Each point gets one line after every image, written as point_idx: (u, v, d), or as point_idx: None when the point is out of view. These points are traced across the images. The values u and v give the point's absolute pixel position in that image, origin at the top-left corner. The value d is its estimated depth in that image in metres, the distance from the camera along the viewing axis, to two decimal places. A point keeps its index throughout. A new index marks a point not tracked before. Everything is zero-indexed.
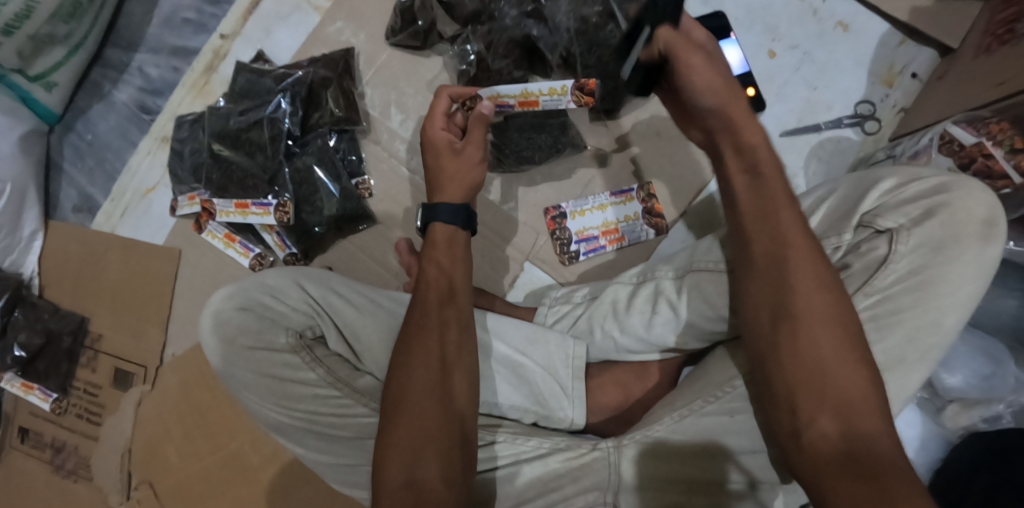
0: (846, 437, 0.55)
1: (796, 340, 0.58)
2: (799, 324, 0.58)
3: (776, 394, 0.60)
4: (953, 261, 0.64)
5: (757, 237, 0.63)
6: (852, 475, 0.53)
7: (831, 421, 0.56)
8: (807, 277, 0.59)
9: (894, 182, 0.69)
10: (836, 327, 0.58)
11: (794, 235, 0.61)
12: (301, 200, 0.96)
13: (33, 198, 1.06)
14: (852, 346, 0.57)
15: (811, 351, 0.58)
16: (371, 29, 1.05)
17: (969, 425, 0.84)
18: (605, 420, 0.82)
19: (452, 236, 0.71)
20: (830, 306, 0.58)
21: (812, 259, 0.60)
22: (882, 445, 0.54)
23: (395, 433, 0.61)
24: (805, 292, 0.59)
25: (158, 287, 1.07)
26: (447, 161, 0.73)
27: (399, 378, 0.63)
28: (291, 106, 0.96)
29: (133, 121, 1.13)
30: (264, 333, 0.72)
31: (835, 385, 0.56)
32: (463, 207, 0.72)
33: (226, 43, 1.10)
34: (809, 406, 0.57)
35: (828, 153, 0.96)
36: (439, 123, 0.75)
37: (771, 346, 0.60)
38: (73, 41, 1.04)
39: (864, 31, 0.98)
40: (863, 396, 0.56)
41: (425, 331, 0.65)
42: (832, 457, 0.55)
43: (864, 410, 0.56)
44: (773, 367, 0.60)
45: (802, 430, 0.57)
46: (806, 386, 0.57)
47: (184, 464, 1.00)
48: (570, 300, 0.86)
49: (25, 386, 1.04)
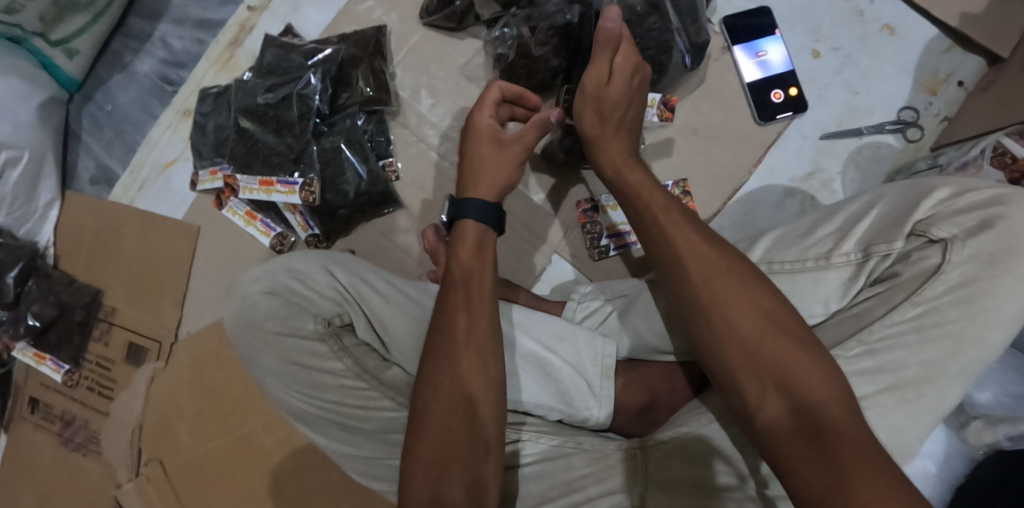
0: (792, 410, 0.55)
1: (714, 324, 0.60)
2: (711, 312, 0.60)
3: (723, 384, 0.60)
4: (1007, 275, 0.62)
5: (664, 237, 0.64)
6: (805, 449, 0.53)
7: (775, 397, 0.56)
8: (710, 265, 0.61)
9: (946, 192, 0.66)
10: (751, 308, 0.59)
11: (693, 232, 0.64)
12: (327, 182, 0.94)
13: (50, 167, 1.04)
14: (771, 321, 0.58)
15: (732, 335, 0.59)
16: (404, 9, 1.02)
17: (992, 442, 0.81)
18: (631, 421, 0.80)
19: (480, 235, 0.69)
20: (733, 288, 0.60)
21: (708, 248, 0.62)
22: (828, 409, 0.54)
23: (421, 445, 0.59)
24: (708, 277, 0.61)
25: (175, 263, 1.05)
26: (487, 152, 0.72)
27: (428, 388, 0.62)
28: (320, 83, 0.94)
29: (155, 93, 1.11)
30: (292, 319, 0.72)
31: (768, 361, 0.57)
32: (494, 206, 0.70)
33: (254, 16, 1.08)
34: (750, 386, 0.57)
35: (868, 160, 0.94)
36: (487, 112, 0.73)
37: (701, 339, 0.61)
38: (97, 8, 1.02)
39: (911, 36, 0.95)
40: (798, 364, 0.56)
41: (452, 339, 0.63)
42: (784, 434, 0.54)
43: (801, 376, 0.56)
44: (710, 358, 0.60)
45: (753, 414, 0.57)
46: (743, 370, 0.58)
47: (195, 443, 0.99)
48: (598, 297, 0.85)
49: (37, 356, 1.03)
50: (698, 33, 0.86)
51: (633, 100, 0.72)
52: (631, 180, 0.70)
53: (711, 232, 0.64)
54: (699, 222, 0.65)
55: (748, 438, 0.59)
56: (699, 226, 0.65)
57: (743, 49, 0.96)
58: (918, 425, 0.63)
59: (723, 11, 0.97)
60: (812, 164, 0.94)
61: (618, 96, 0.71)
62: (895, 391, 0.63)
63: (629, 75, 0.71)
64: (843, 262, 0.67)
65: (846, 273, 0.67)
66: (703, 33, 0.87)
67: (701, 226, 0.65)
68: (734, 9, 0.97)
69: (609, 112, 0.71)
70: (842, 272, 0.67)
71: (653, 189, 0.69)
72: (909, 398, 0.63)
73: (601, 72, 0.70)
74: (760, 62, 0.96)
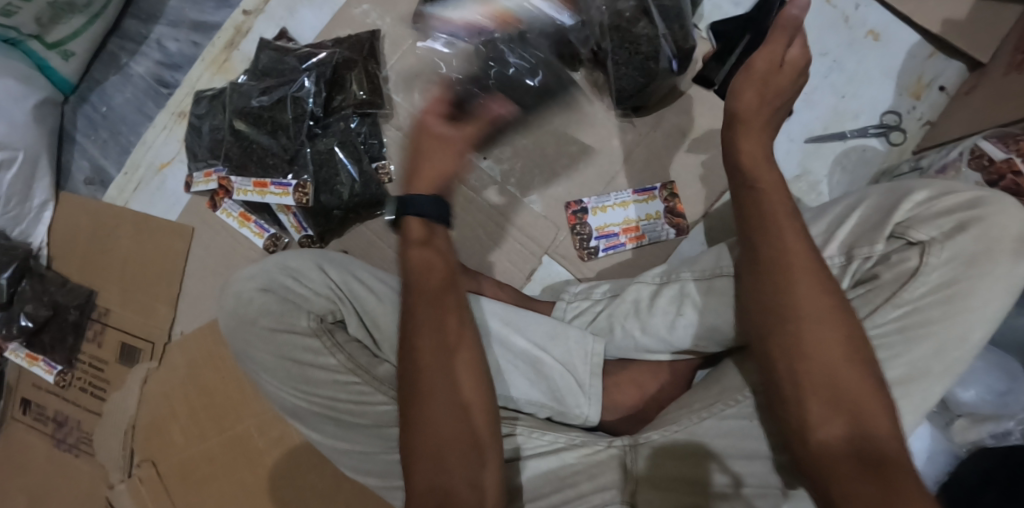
0: (855, 435, 0.54)
1: (799, 335, 0.58)
2: (801, 324, 0.58)
3: (782, 396, 0.59)
4: (986, 275, 0.63)
5: (771, 239, 0.61)
6: (864, 474, 0.53)
7: (840, 420, 0.55)
8: (811, 276, 0.59)
9: (927, 194, 0.68)
10: (839, 327, 0.57)
11: (800, 240, 0.61)
12: (320, 183, 0.94)
13: (44, 167, 1.05)
14: (856, 345, 0.57)
15: (813, 353, 0.57)
16: (398, 13, 1.04)
17: (977, 440, 0.85)
18: (620, 418, 0.81)
19: (428, 232, 0.67)
20: (830, 304, 0.58)
21: (812, 260, 0.60)
22: (889, 442, 0.54)
23: (425, 433, 0.59)
24: (803, 286, 0.58)
25: (168, 264, 1.05)
26: (433, 147, 0.68)
27: (425, 375, 0.61)
28: (315, 85, 0.95)
29: (150, 94, 1.11)
30: (286, 316, 0.73)
31: (841, 386, 0.56)
32: (435, 198, 0.67)
33: (249, 20, 1.09)
34: (819, 404, 0.56)
35: (854, 162, 0.95)
36: (432, 110, 0.69)
37: (776, 347, 0.59)
38: (93, 10, 1.03)
39: (895, 42, 0.98)
40: (869, 393, 0.55)
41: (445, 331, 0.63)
42: (842, 457, 0.54)
43: (871, 405, 0.55)
44: (781, 366, 0.59)
45: (809, 431, 0.56)
46: (813, 387, 0.56)
47: (188, 444, 0.99)
48: (589, 296, 0.86)
49: (30, 357, 1.04)
50: (685, 39, 0.88)
51: (791, 94, 0.68)
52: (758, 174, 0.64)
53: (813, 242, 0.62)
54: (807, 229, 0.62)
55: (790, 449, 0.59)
56: (806, 235, 0.62)
57: None
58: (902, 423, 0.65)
59: (711, 17, 0.99)
60: (799, 167, 0.96)
61: (783, 85, 0.66)
62: None
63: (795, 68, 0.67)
64: (826, 265, 0.69)
65: (830, 274, 0.69)
66: (690, 40, 0.89)
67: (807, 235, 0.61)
68: (722, 15, 0.99)
69: (770, 97, 0.66)
70: None
71: (782, 193, 0.64)
72: (894, 397, 0.64)
73: (777, 52, 0.65)
74: None
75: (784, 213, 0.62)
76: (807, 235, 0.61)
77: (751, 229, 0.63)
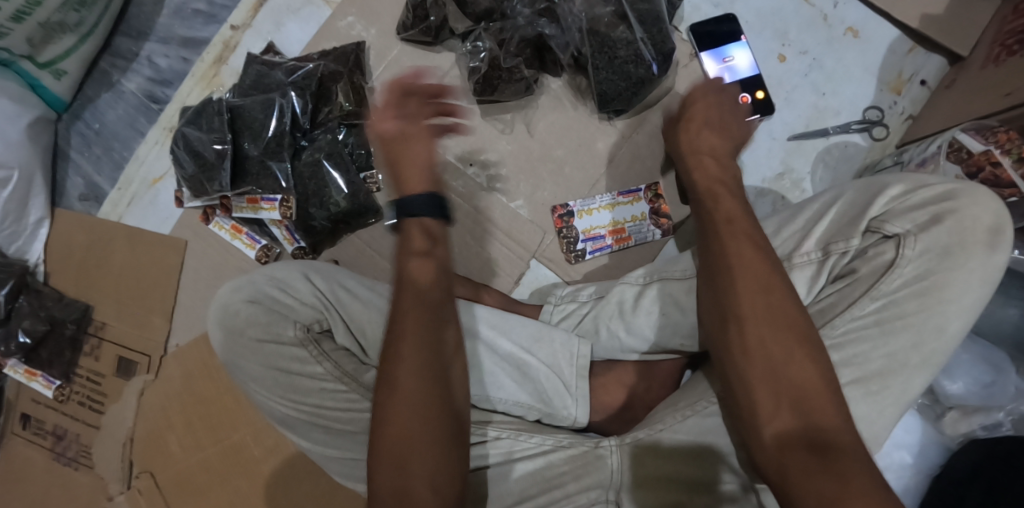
0: (803, 428, 0.57)
1: (745, 333, 0.61)
2: (748, 325, 0.61)
3: (733, 393, 0.62)
4: (960, 267, 0.65)
5: (718, 243, 0.65)
6: (815, 467, 0.55)
7: (788, 414, 0.58)
8: (754, 278, 0.62)
9: (901, 189, 0.68)
10: (782, 325, 0.60)
11: (747, 243, 0.64)
12: (310, 195, 0.96)
13: (40, 185, 1.06)
14: (800, 341, 0.60)
15: (760, 350, 0.60)
16: (382, 24, 1.05)
17: (968, 432, 0.86)
18: (608, 418, 0.82)
19: (428, 231, 0.67)
20: (779, 305, 0.61)
21: (759, 262, 0.63)
22: (837, 434, 0.57)
23: (386, 434, 0.59)
24: (750, 286, 0.62)
25: (162, 277, 1.07)
26: (406, 153, 0.68)
27: (400, 368, 0.60)
28: (299, 100, 0.96)
29: (141, 110, 1.13)
30: (273, 326, 0.73)
31: (788, 381, 0.59)
32: (428, 195, 0.67)
33: (237, 35, 1.10)
34: (767, 401, 0.59)
35: (835, 159, 0.96)
36: (386, 116, 0.69)
37: (728, 346, 0.62)
38: (84, 29, 1.04)
39: (874, 38, 0.98)
40: (816, 387, 0.58)
41: (428, 334, 0.62)
42: (791, 450, 0.57)
43: (817, 400, 0.58)
44: (732, 365, 0.61)
45: (761, 426, 0.59)
46: (761, 384, 0.59)
47: (185, 455, 1.01)
48: (575, 299, 0.86)
49: (29, 371, 1.05)
50: (663, 41, 0.89)
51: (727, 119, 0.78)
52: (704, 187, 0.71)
53: (764, 243, 0.65)
54: (753, 231, 0.65)
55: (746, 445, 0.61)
56: (753, 236, 0.65)
57: (710, 55, 0.98)
58: (884, 415, 0.66)
59: (691, 19, 1.00)
60: (782, 164, 0.97)
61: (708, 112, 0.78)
62: (860, 383, 0.65)
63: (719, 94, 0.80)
64: (805, 262, 0.69)
65: (809, 271, 0.69)
66: (668, 41, 0.89)
67: (757, 238, 0.65)
68: (702, 17, 1.00)
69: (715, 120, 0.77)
70: (806, 270, 0.69)
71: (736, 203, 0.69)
72: (875, 390, 0.65)
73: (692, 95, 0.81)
74: (727, 67, 0.98)
75: (737, 221, 0.66)
76: (756, 238, 0.65)
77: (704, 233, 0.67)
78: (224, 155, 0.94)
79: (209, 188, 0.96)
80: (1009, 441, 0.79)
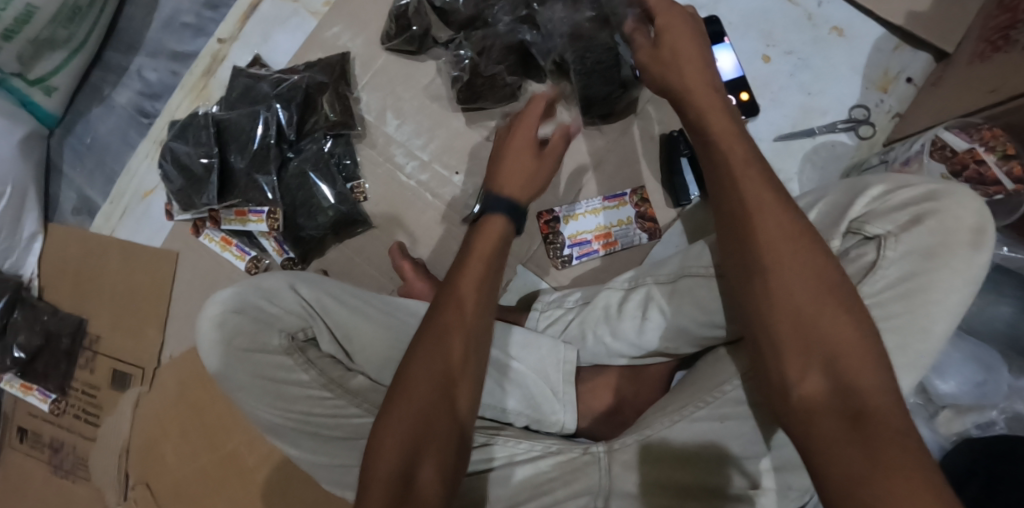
0: (833, 389, 0.54)
1: (770, 289, 0.58)
2: (776, 280, 0.58)
3: (760, 353, 0.59)
4: (943, 267, 0.64)
5: (736, 198, 0.62)
6: (845, 429, 0.52)
7: (817, 373, 0.55)
8: (782, 231, 0.59)
9: (882, 189, 0.68)
10: (810, 280, 0.57)
11: (770, 195, 0.61)
12: (298, 206, 0.97)
13: (33, 200, 1.07)
14: (829, 296, 0.57)
15: (788, 308, 0.57)
16: (368, 34, 1.06)
17: (962, 431, 0.85)
18: (597, 424, 0.82)
19: (502, 229, 0.69)
20: (806, 260, 0.58)
21: (784, 215, 0.60)
22: (872, 396, 0.53)
23: (394, 424, 0.61)
24: (777, 239, 0.59)
25: (155, 288, 1.07)
26: (525, 161, 0.73)
27: (419, 359, 0.63)
28: (285, 111, 0.96)
29: (132, 123, 1.14)
30: (258, 335, 0.74)
31: (820, 339, 0.56)
32: (520, 205, 0.71)
33: (224, 47, 1.11)
34: (795, 361, 0.56)
35: (824, 159, 0.96)
36: (528, 126, 0.74)
37: (753, 303, 0.59)
38: (73, 45, 1.05)
39: (860, 37, 0.98)
40: (850, 344, 0.55)
41: (450, 321, 0.64)
42: (821, 412, 0.54)
43: (851, 358, 0.55)
44: (759, 324, 0.59)
45: (790, 387, 0.56)
46: (790, 342, 0.57)
47: (180, 464, 1.01)
48: (561, 305, 0.86)
49: (24, 386, 1.07)
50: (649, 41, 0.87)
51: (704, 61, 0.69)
52: (715, 130, 0.66)
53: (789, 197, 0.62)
54: (775, 184, 0.62)
55: (774, 410, 0.59)
56: (775, 188, 0.62)
57: None
58: None
59: None
60: (769, 165, 0.96)
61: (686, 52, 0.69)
62: None
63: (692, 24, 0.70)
64: None
65: None
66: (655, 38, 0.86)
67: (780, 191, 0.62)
68: None
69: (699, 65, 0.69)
70: None
71: (751, 158, 0.64)
72: None
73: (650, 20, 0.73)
74: None
75: (754, 171, 0.63)
76: (780, 191, 0.62)
77: (721, 185, 0.64)
78: (210, 168, 0.95)
79: (198, 202, 0.97)
80: (1002, 440, 0.79)
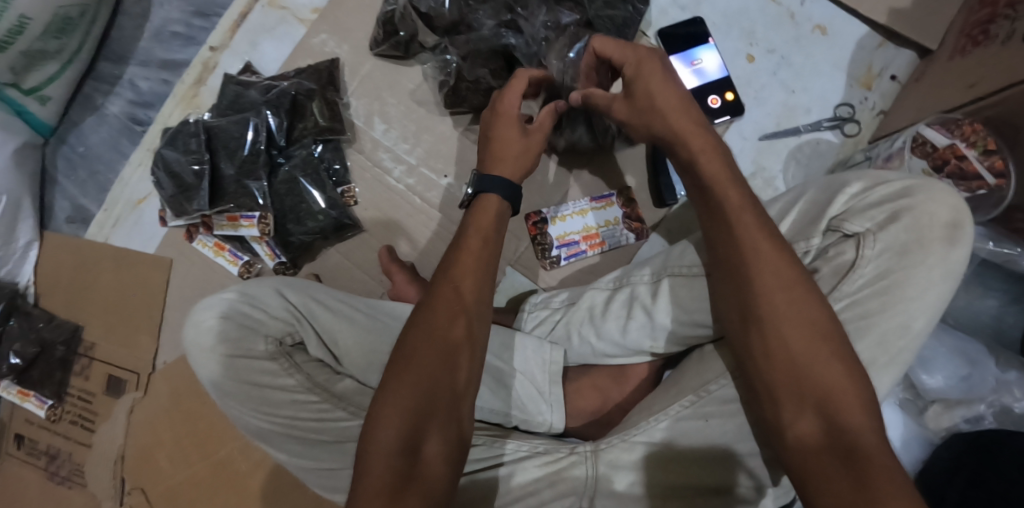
0: (827, 430, 0.57)
1: (766, 336, 0.61)
2: (772, 325, 0.61)
3: (758, 393, 0.62)
4: (919, 265, 0.64)
5: (729, 242, 0.65)
6: (840, 469, 0.55)
7: (811, 415, 0.58)
8: (777, 276, 0.61)
9: (860, 186, 0.69)
10: (804, 324, 0.60)
11: (765, 236, 0.63)
12: (288, 213, 0.99)
13: (27, 209, 1.08)
14: (822, 340, 0.59)
15: (783, 354, 0.60)
16: (355, 40, 1.07)
17: (951, 426, 0.84)
18: (585, 424, 0.83)
19: (498, 208, 0.73)
20: (800, 304, 0.60)
21: (778, 259, 0.62)
22: (864, 437, 0.56)
23: (395, 399, 0.61)
24: (771, 282, 0.61)
25: (148, 295, 1.08)
26: (516, 137, 0.75)
27: (417, 340, 0.63)
28: (275, 118, 0.97)
29: (125, 132, 1.15)
30: (244, 341, 0.74)
31: (812, 380, 0.58)
32: (514, 183, 0.74)
33: (215, 56, 1.12)
34: (791, 405, 0.59)
35: (807, 156, 0.96)
36: (514, 100, 0.76)
37: (751, 346, 0.62)
38: (65, 55, 1.07)
39: (842, 35, 0.99)
40: (841, 387, 0.57)
41: (448, 301, 0.65)
42: (815, 453, 0.57)
43: (842, 400, 0.57)
44: (756, 367, 0.62)
45: (786, 427, 0.59)
46: (784, 385, 0.60)
47: (175, 470, 1.02)
48: (548, 306, 0.87)
49: (22, 392, 1.06)
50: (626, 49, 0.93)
51: (669, 88, 0.70)
52: (709, 173, 0.67)
53: (782, 238, 0.64)
54: (771, 226, 0.64)
55: (774, 447, 0.62)
56: (768, 229, 0.64)
57: (678, 59, 0.97)
58: None
59: (659, 23, 1.01)
60: (754, 163, 0.97)
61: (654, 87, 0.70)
62: None
63: (652, 55, 0.72)
64: None
65: None
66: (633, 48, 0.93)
67: (774, 233, 0.64)
68: (669, 21, 1.01)
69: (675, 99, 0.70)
70: None
71: (735, 182, 0.67)
72: None
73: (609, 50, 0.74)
74: (695, 71, 0.97)
75: (745, 210, 0.65)
76: (774, 233, 0.64)
77: (711, 221, 0.67)
78: (201, 175, 0.95)
79: (189, 209, 0.97)
80: (991, 433, 0.78)
